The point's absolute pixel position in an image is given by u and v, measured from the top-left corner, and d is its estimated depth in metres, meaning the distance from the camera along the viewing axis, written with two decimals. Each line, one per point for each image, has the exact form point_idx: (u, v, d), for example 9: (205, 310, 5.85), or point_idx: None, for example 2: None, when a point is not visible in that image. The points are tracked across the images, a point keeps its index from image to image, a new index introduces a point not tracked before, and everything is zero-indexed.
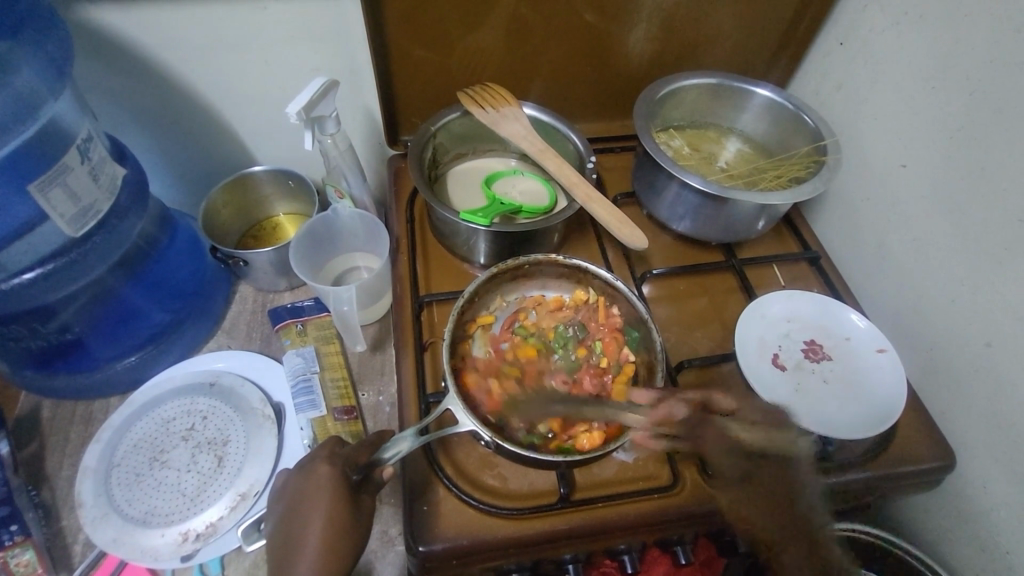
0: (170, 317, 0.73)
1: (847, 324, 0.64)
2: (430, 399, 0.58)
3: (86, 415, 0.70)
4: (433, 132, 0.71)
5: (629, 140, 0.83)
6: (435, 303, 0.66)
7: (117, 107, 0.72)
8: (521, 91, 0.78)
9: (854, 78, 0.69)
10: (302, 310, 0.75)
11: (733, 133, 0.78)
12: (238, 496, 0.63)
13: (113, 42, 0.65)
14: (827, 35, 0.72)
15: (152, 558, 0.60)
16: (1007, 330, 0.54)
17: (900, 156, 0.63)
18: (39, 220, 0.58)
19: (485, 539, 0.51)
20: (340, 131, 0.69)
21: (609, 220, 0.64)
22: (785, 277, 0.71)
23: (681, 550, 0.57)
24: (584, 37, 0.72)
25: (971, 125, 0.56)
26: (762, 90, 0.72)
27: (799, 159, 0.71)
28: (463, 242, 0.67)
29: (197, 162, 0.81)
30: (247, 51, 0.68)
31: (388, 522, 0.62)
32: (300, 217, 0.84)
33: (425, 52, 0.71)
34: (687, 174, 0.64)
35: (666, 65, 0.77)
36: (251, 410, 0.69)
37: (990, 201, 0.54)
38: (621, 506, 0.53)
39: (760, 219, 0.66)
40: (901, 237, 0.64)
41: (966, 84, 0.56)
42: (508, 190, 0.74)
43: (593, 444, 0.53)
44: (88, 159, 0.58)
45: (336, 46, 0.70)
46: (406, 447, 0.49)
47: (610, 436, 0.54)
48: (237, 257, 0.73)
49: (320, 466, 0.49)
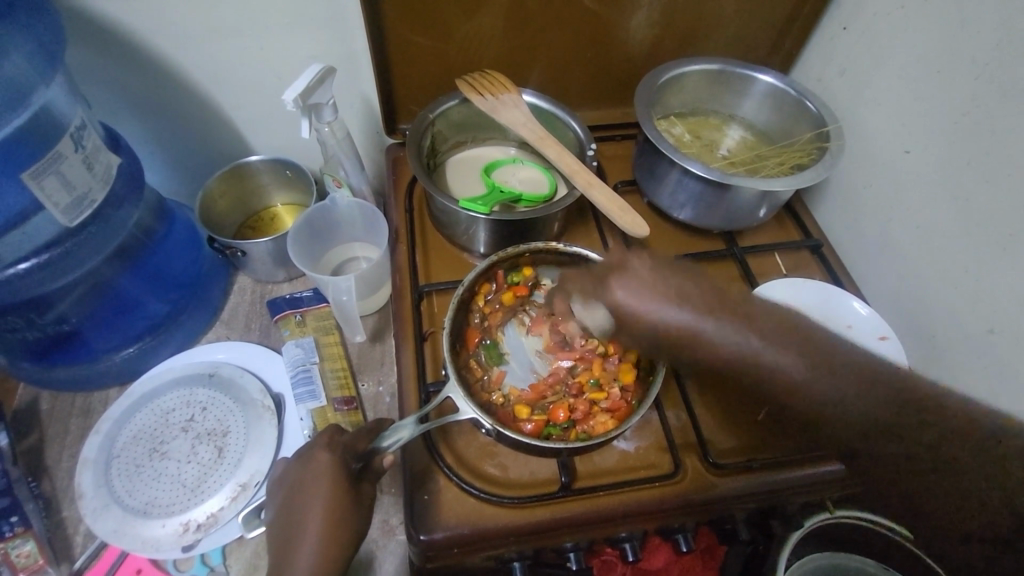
0: (169, 308, 0.73)
1: (850, 311, 0.63)
2: (430, 389, 0.58)
3: (85, 406, 0.70)
4: (432, 119, 0.70)
5: (630, 127, 0.82)
6: (435, 293, 0.66)
7: (111, 93, 0.71)
8: (521, 79, 0.77)
9: (857, 63, 0.68)
10: (301, 300, 0.74)
11: (735, 120, 0.77)
12: (239, 487, 0.63)
13: (105, 26, 0.64)
14: (830, 21, 0.72)
15: (154, 549, 0.60)
16: (1010, 317, 0.53)
17: (904, 142, 0.63)
18: (34, 210, 0.58)
19: (485, 529, 0.51)
20: (338, 119, 0.68)
21: (608, 207, 0.63)
22: (787, 265, 0.70)
23: (683, 538, 0.57)
24: (584, 22, 0.71)
25: (977, 110, 0.55)
26: (765, 76, 0.72)
27: (801, 146, 0.71)
28: (463, 231, 0.66)
29: (194, 150, 0.80)
30: (243, 37, 0.67)
31: (388, 512, 0.62)
32: (298, 207, 0.84)
33: (423, 38, 0.70)
34: (688, 160, 0.63)
35: (667, 52, 0.77)
36: (250, 401, 0.68)
37: (996, 186, 0.54)
38: (624, 495, 0.53)
39: (761, 207, 0.66)
40: (905, 224, 0.64)
41: (973, 68, 0.55)
42: (507, 179, 0.73)
43: (607, 430, 0.54)
44: (83, 147, 0.58)
45: (332, 32, 0.68)
46: (406, 434, 0.49)
47: (619, 422, 0.54)
48: (234, 248, 0.72)
49: (319, 454, 0.49)
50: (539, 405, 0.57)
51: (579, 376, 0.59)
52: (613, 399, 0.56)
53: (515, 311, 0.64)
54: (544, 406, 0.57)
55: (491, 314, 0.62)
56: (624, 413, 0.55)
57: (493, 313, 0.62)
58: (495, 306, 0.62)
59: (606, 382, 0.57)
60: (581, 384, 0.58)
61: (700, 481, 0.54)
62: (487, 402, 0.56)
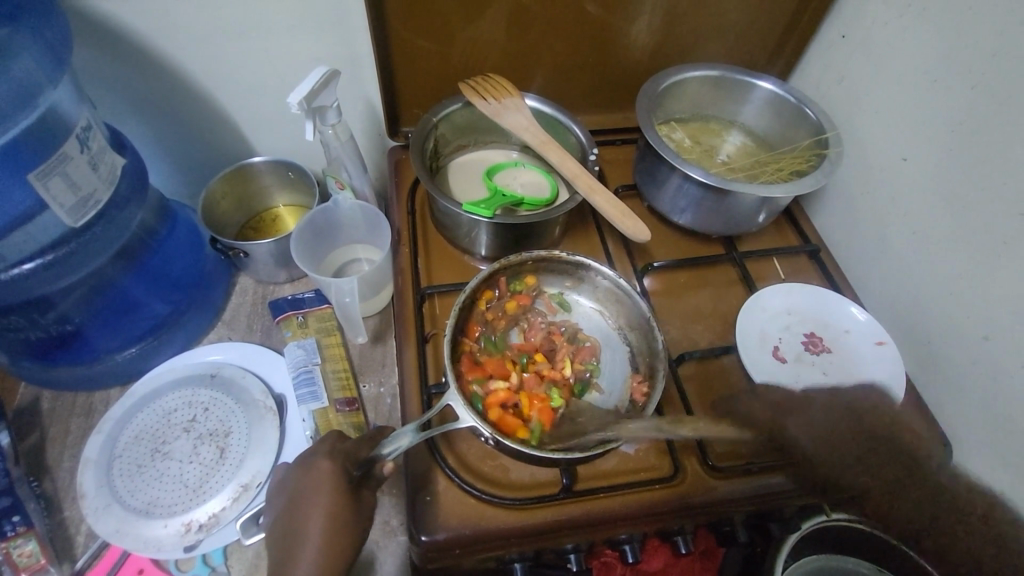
0: (171, 308, 0.73)
1: (848, 317, 0.65)
2: (432, 391, 0.58)
3: (87, 406, 0.70)
4: (434, 122, 0.70)
5: (631, 131, 0.83)
6: (437, 294, 0.66)
7: (116, 95, 0.71)
8: (524, 83, 0.78)
9: (856, 71, 0.69)
10: (303, 301, 0.74)
11: (735, 126, 0.78)
12: (241, 488, 0.63)
13: (112, 29, 0.64)
14: (830, 28, 0.73)
15: (156, 549, 0.60)
16: (1004, 324, 0.54)
17: (901, 149, 0.64)
18: (38, 210, 0.57)
19: (487, 530, 0.52)
20: (341, 122, 0.68)
21: (610, 212, 0.63)
22: (785, 270, 0.71)
23: (681, 540, 0.58)
24: (587, 28, 0.72)
25: (972, 119, 0.56)
26: (766, 83, 0.72)
27: (800, 153, 0.72)
28: (465, 234, 0.67)
29: (198, 152, 0.80)
30: (248, 41, 0.68)
31: (389, 513, 0.62)
32: (299, 208, 0.84)
33: (427, 43, 0.70)
34: (688, 165, 0.64)
35: (668, 57, 0.77)
36: (253, 402, 0.69)
37: (991, 194, 0.55)
38: (623, 496, 0.53)
39: (761, 212, 0.66)
40: (901, 231, 0.65)
41: (968, 77, 0.56)
42: (509, 182, 0.74)
43: (494, 416, 0.55)
44: (88, 149, 0.58)
45: (337, 36, 0.69)
46: (407, 442, 0.49)
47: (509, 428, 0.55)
48: (237, 249, 0.72)
49: (321, 460, 0.49)
50: (493, 367, 0.59)
51: (547, 375, 0.60)
52: (511, 392, 0.57)
53: (516, 320, 0.64)
54: (490, 370, 0.59)
55: (491, 316, 0.63)
56: (512, 429, 0.55)
57: (496, 320, 0.63)
58: (500, 312, 0.63)
59: (520, 386, 0.58)
60: (533, 357, 0.61)
61: (700, 483, 0.55)
62: (470, 394, 0.56)
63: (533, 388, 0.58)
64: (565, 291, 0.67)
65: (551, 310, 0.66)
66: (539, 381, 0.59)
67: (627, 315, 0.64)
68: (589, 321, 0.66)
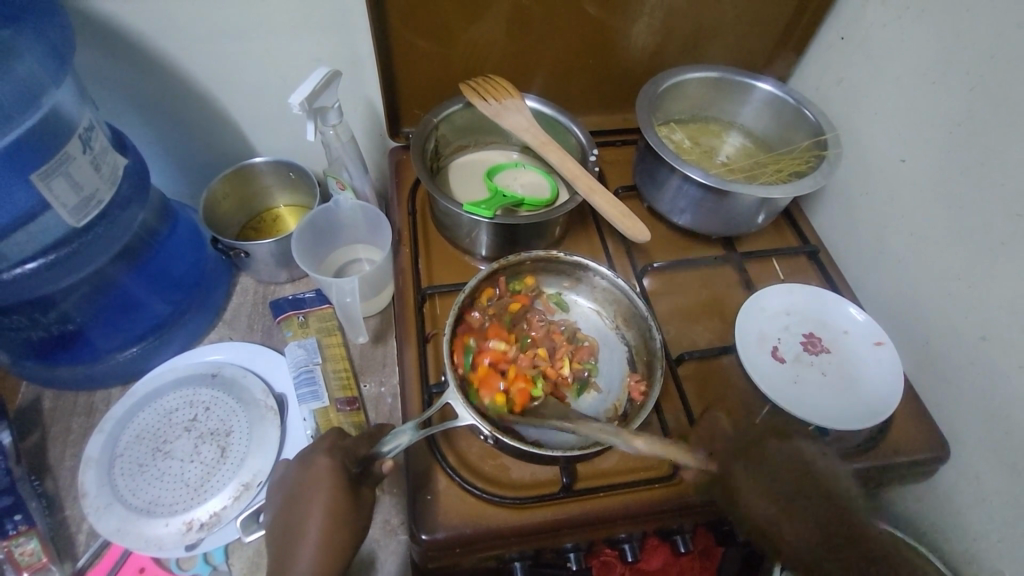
0: (172, 308, 0.73)
1: (846, 317, 0.65)
2: (433, 390, 0.58)
3: (88, 405, 0.70)
4: (435, 123, 0.71)
5: (631, 132, 0.83)
6: (438, 295, 0.67)
7: (118, 96, 0.71)
8: (524, 85, 0.78)
9: (854, 73, 0.69)
10: (303, 301, 0.74)
11: (734, 127, 0.78)
12: (242, 487, 0.64)
13: (114, 30, 0.65)
14: (829, 29, 0.73)
15: (157, 548, 0.60)
16: (1002, 324, 0.54)
17: (899, 151, 0.64)
18: (40, 209, 0.58)
19: (488, 528, 0.52)
20: (342, 123, 0.69)
21: (610, 212, 0.64)
22: (784, 271, 0.72)
23: (681, 539, 0.59)
24: (587, 29, 0.72)
25: (970, 121, 0.56)
26: (765, 85, 0.73)
27: (799, 154, 0.72)
28: (465, 234, 0.67)
29: (199, 152, 0.81)
30: (250, 42, 0.68)
31: (389, 512, 0.62)
32: (300, 208, 0.84)
33: (428, 44, 0.71)
34: (688, 166, 0.64)
35: (668, 59, 0.78)
36: (253, 401, 0.69)
37: (989, 196, 0.55)
38: (622, 495, 0.54)
39: (760, 213, 0.66)
40: (900, 232, 0.65)
41: (965, 79, 0.56)
42: (509, 182, 0.74)
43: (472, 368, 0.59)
44: (90, 149, 0.58)
45: (338, 37, 0.69)
46: (407, 439, 0.50)
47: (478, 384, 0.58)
48: (238, 249, 0.72)
49: (320, 458, 0.50)
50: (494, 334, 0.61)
51: (546, 370, 0.60)
52: (501, 359, 0.59)
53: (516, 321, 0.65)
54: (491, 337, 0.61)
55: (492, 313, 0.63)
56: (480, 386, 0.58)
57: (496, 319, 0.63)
58: (500, 310, 0.63)
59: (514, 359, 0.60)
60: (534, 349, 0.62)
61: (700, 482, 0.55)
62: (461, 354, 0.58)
63: (524, 366, 0.59)
64: (563, 291, 0.68)
65: (550, 310, 0.67)
66: (531, 364, 0.60)
67: (626, 315, 0.64)
68: (588, 321, 0.67)
